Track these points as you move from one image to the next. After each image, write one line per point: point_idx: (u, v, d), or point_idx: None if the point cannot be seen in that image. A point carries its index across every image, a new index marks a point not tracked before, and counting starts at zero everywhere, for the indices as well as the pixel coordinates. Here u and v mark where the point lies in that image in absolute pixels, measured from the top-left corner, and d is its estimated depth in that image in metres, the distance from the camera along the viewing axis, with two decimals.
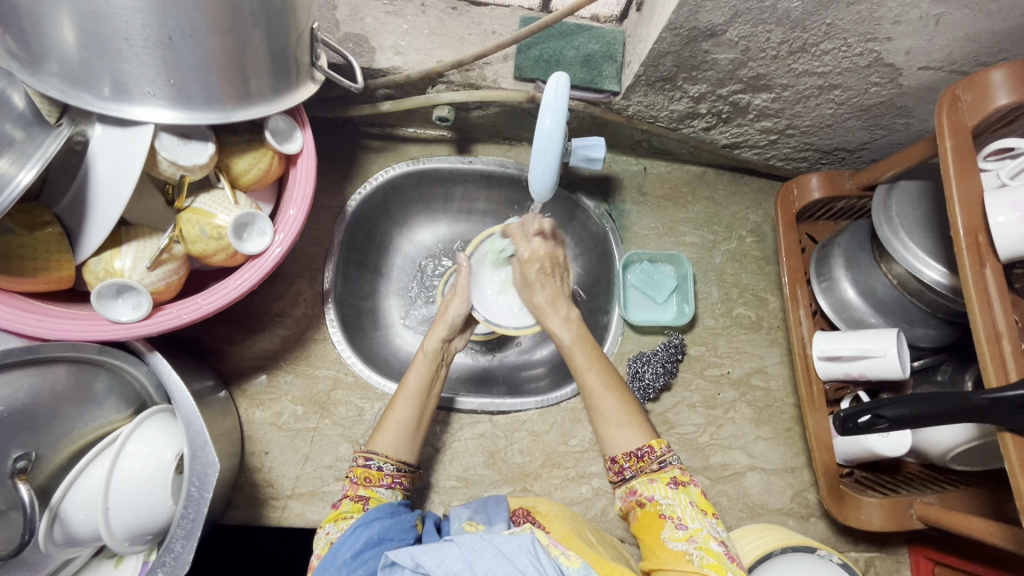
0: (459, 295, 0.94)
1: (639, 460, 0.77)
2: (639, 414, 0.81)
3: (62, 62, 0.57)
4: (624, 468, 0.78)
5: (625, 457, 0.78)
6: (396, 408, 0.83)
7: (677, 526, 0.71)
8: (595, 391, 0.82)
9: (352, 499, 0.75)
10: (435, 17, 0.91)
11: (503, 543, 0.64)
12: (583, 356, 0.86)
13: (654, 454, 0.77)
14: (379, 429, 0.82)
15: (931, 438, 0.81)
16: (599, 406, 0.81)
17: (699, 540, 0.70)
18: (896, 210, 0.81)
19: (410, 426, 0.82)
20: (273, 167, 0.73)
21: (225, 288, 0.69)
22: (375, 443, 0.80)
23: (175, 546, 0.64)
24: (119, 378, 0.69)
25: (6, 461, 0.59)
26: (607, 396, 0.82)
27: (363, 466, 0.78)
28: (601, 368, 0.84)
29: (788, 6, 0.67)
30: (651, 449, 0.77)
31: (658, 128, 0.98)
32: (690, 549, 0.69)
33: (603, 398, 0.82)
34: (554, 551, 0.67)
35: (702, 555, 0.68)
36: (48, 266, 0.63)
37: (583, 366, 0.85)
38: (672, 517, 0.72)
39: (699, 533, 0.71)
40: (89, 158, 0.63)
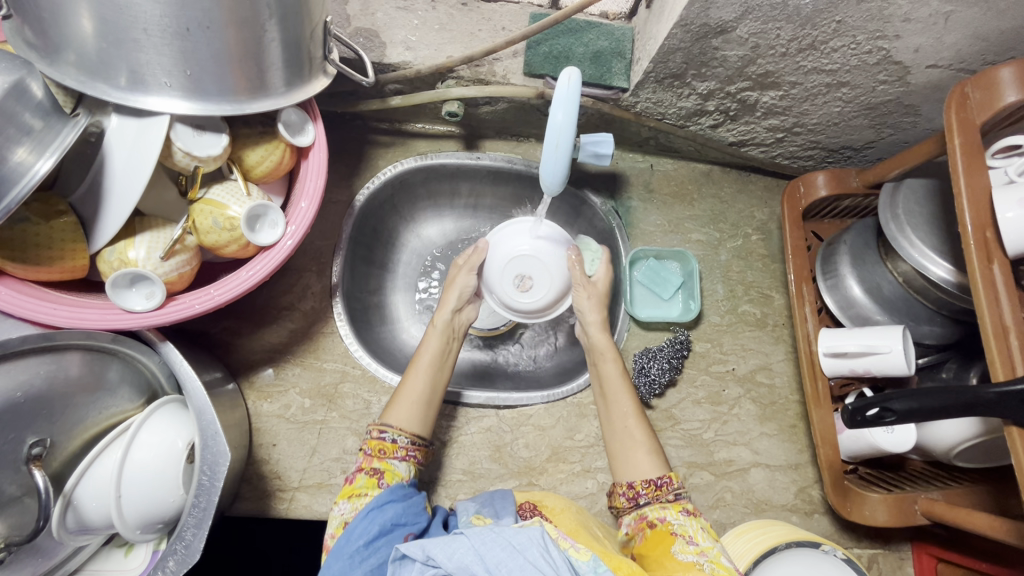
0: (466, 270, 0.95)
1: (656, 488, 0.78)
2: (658, 448, 0.83)
3: (81, 53, 0.58)
4: (638, 494, 0.79)
5: (641, 482, 0.79)
6: (409, 382, 0.84)
7: (688, 542, 0.73)
8: (624, 414, 0.86)
9: (367, 473, 0.76)
10: (445, 12, 0.91)
11: (514, 536, 0.64)
12: (614, 369, 0.90)
13: (671, 484, 0.78)
14: (392, 403, 0.83)
15: (936, 435, 0.82)
16: (625, 432, 0.85)
17: (711, 555, 0.71)
18: (903, 207, 0.81)
19: (421, 397, 0.83)
20: (285, 159, 0.74)
21: (237, 279, 0.69)
22: (388, 417, 0.81)
23: (185, 535, 0.64)
24: (131, 367, 0.69)
25: (21, 448, 0.59)
26: (631, 419, 0.86)
27: (378, 438, 0.78)
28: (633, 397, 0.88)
29: (799, 3, 0.68)
30: (668, 480, 0.79)
31: (666, 125, 0.98)
32: (702, 561, 0.70)
33: (632, 424, 0.85)
34: (565, 544, 0.67)
35: (712, 567, 0.69)
36: (63, 255, 0.63)
37: (613, 377, 0.90)
38: (683, 534, 0.74)
39: (710, 549, 0.72)
40: (104, 149, 0.63)
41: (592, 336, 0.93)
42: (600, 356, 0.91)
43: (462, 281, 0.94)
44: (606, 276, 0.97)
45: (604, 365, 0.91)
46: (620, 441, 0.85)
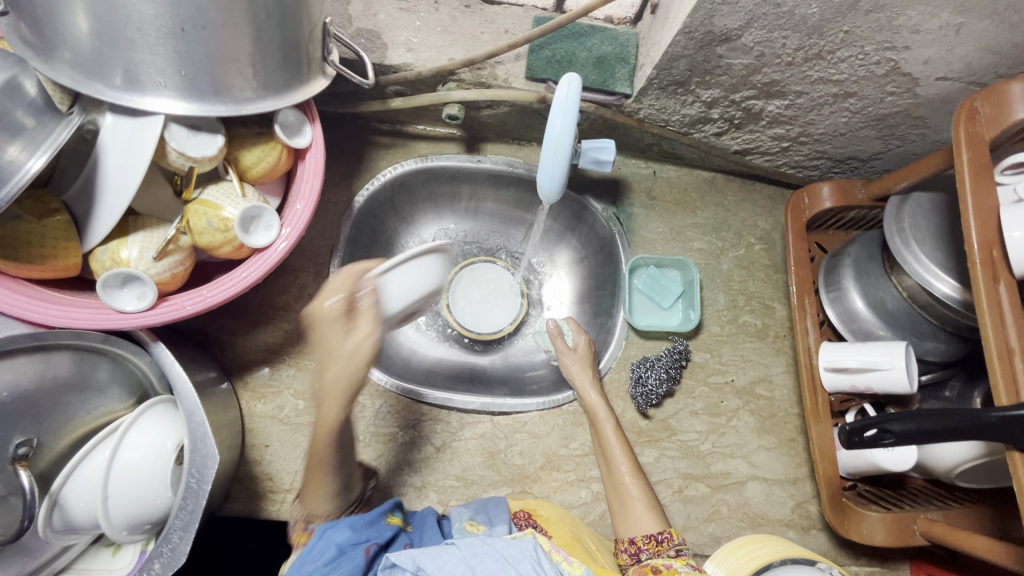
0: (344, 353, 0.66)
1: (657, 544, 0.78)
2: (657, 508, 0.83)
3: (76, 51, 0.57)
4: (640, 550, 0.78)
5: (642, 538, 0.79)
6: (317, 479, 0.73)
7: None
8: (620, 473, 0.86)
9: None
10: (448, 14, 0.90)
11: (506, 548, 0.65)
12: (612, 431, 0.90)
13: (672, 540, 0.77)
14: (306, 493, 0.74)
15: (937, 454, 0.80)
16: (623, 490, 0.85)
17: None
18: (909, 221, 0.80)
19: (340, 482, 0.75)
20: (282, 160, 0.73)
21: (230, 280, 0.69)
22: (308, 507, 0.75)
23: (171, 538, 0.64)
24: (120, 368, 0.68)
25: (8, 447, 0.60)
26: (631, 480, 0.85)
27: (305, 531, 0.74)
28: (630, 455, 0.88)
29: (805, 13, 0.66)
30: (669, 536, 0.78)
31: (669, 132, 0.97)
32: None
33: (628, 482, 0.85)
34: (557, 557, 0.70)
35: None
36: (55, 253, 0.63)
37: (610, 436, 0.89)
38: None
39: None
40: (99, 147, 0.63)
41: (587, 397, 0.93)
42: (597, 417, 0.91)
43: (341, 360, 0.66)
44: (585, 339, 1.00)
45: (599, 425, 0.91)
46: (615, 501, 0.85)
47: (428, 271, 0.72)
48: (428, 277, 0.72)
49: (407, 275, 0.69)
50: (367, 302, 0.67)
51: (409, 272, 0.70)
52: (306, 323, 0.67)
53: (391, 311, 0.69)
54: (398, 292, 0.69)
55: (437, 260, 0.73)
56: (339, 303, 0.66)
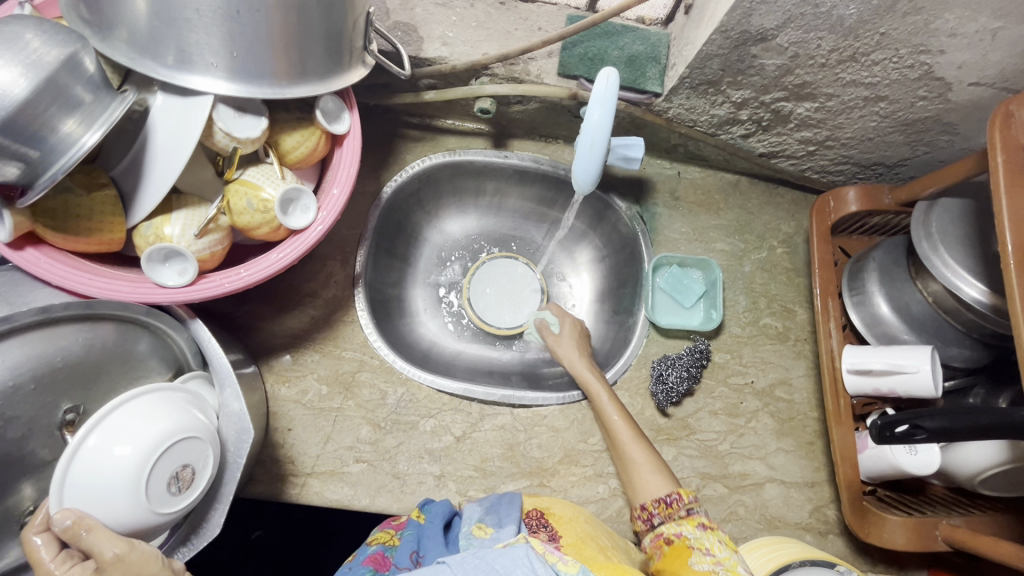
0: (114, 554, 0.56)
1: (667, 506, 0.79)
2: (665, 470, 0.84)
3: (133, 29, 0.59)
4: (652, 514, 0.80)
5: (653, 503, 0.80)
6: None
7: (705, 553, 0.73)
8: (623, 442, 0.87)
9: None
10: (483, 11, 0.92)
11: (497, 560, 0.67)
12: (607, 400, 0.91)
13: (682, 501, 0.78)
14: None
15: (960, 458, 0.80)
16: (628, 456, 0.86)
17: (726, 565, 0.72)
18: (937, 225, 0.80)
19: None
20: (320, 146, 0.75)
21: (267, 261, 0.71)
22: None
23: (208, 510, 0.66)
24: (160, 342, 0.69)
25: (56, 412, 0.60)
26: (632, 445, 0.86)
27: None
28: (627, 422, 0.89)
29: (843, 14, 0.67)
30: (678, 497, 0.79)
31: (697, 132, 0.98)
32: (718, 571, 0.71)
33: (631, 446, 0.86)
34: (553, 558, 0.69)
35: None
36: (101, 227, 0.64)
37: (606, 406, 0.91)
38: (700, 547, 0.74)
39: (727, 560, 0.72)
40: (148, 126, 0.65)
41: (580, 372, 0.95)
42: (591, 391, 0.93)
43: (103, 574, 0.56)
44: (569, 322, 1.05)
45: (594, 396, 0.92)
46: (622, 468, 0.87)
47: (147, 408, 0.61)
48: (157, 409, 0.61)
49: (119, 430, 0.59)
50: (83, 523, 0.56)
51: (117, 433, 0.59)
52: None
53: (119, 495, 0.58)
54: (118, 451, 0.58)
55: (142, 400, 0.61)
56: (58, 552, 0.57)
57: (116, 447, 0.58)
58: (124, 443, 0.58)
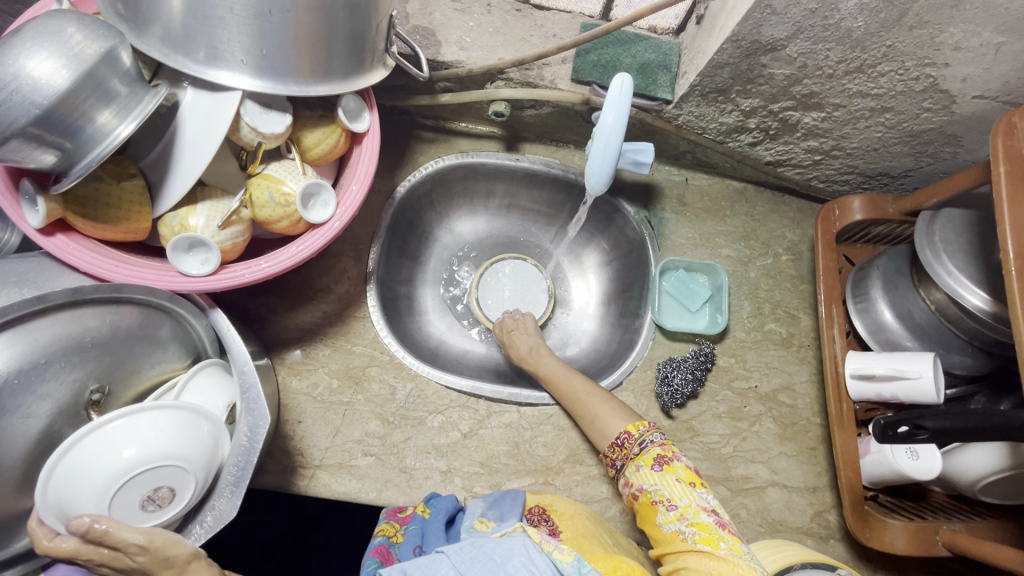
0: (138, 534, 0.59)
1: (621, 448, 0.84)
2: (618, 407, 0.90)
3: (168, 26, 0.61)
4: (614, 459, 0.86)
5: (610, 448, 0.86)
6: None
7: (668, 508, 0.77)
8: (579, 395, 0.93)
9: None
10: (499, 17, 0.95)
11: (494, 549, 0.69)
12: (551, 363, 1.00)
13: (631, 438, 0.84)
14: None
15: (961, 464, 0.81)
16: (584, 407, 0.92)
17: (690, 517, 0.75)
18: (939, 235, 0.82)
19: None
20: (340, 144, 0.77)
21: (287, 254, 0.73)
22: None
23: (224, 493, 0.67)
24: (181, 328, 0.71)
25: (83, 392, 0.63)
26: (589, 397, 0.92)
27: None
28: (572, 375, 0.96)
29: (851, 26, 0.70)
30: (628, 435, 0.84)
31: (705, 139, 1.00)
32: (682, 527, 0.75)
33: (581, 398, 0.93)
34: (548, 548, 0.70)
35: (693, 531, 0.74)
36: (129, 216, 0.66)
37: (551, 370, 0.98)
38: (662, 501, 0.77)
39: (688, 509, 0.76)
40: (178, 120, 0.67)
41: (519, 349, 1.04)
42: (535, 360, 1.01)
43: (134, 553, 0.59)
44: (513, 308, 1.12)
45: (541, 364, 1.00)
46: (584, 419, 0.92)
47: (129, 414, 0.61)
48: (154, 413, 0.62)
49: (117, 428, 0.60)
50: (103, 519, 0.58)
51: (102, 437, 0.59)
52: (118, 560, 0.60)
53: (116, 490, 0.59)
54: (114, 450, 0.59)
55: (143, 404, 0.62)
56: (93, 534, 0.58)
57: (113, 445, 0.59)
58: (119, 443, 0.59)
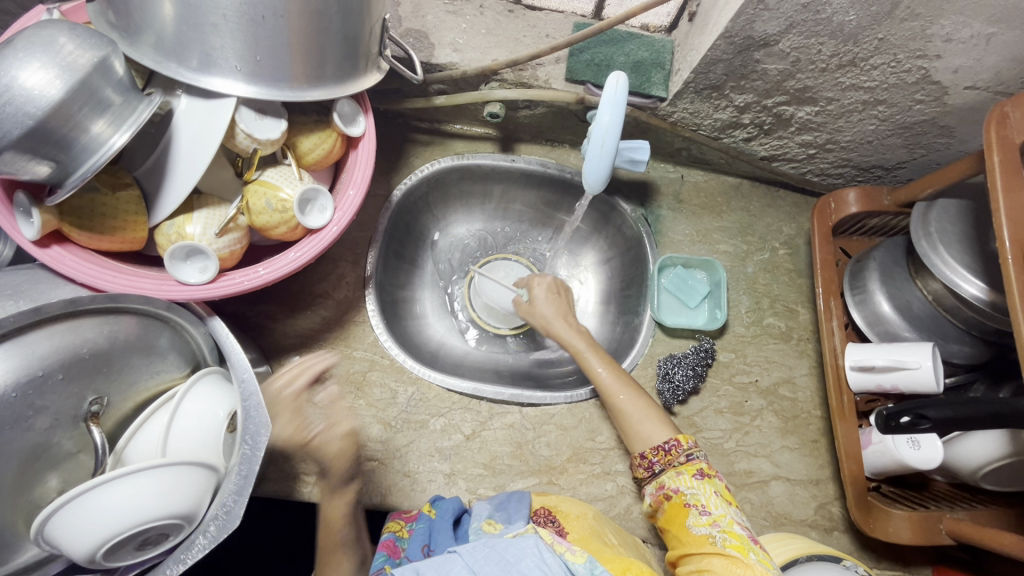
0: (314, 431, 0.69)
1: (666, 453, 0.82)
2: (662, 414, 0.87)
3: (161, 34, 0.61)
4: (652, 463, 0.83)
5: (652, 451, 0.83)
6: None
7: (701, 513, 0.77)
8: (611, 390, 0.90)
9: None
10: (492, 18, 0.95)
11: (506, 548, 0.71)
12: (584, 345, 0.95)
13: (680, 447, 0.82)
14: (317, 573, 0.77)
15: (963, 454, 0.82)
16: (628, 406, 0.88)
17: (723, 524, 0.75)
18: (936, 224, 0.82)
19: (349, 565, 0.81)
20: (336, 148, 0.77)
21: (285, 259, 0.72)
22: None
23: (227, 502, 0.66)
24: (180, 337, 0.70)
25: (82, 404, 0.62)
26: (622, 394, 0.89)
27: None
28: (612, 367, 0.92)
29: (843, 20, 0.70)
30: (677, 443, 0.82)
31: (700, 136, 1.00)
32: (714, 532, 0.75)
33: (621, 397, 0.89)
34: (561, 548, 0.73)
35: (724, 537, 0.74)
36: (125, 226, 0.66)
37: (584, 353, 0.94)
38: (696, 505, 0.77)
39: (722, 518, 0.76)
40: (172, 128, 0.67)
41: (551, 325, 0.99)
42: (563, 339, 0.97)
43: None
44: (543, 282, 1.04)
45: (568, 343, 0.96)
46: (621, 420, 0.88)
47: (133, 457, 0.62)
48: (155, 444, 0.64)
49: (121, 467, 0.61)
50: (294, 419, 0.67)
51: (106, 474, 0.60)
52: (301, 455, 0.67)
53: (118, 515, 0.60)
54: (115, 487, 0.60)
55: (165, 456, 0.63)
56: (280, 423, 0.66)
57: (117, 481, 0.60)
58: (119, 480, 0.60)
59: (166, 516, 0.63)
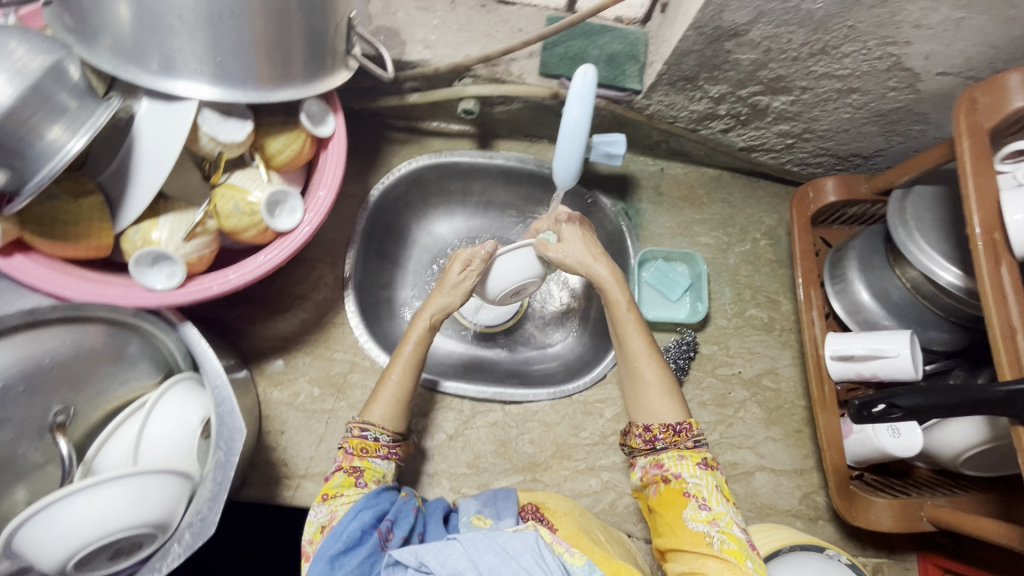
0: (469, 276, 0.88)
1: (674, 434, 0.76)
2: (677, 391, 0.80)
3: (117, 38, 0.60)
4: (655, 438, 0.77)
5: (659, 427, 0.77)
6: (387, 383, 0.82)
7: (701, 506, 0.71)
8: (637, 355, 0.81)
9: (346, 471, 0.75)
10: (464, 13, 0.94)
11: (507, 542, 0.67)
12: (623, 299, 0.84)
13: (690, 432, 0.76)
14: (372, 400, 0.81)
15: (944, 441, 0.82)
16: (640, 371, 0.81)
17: (722, 524, 0.70)
18: (912, 212, 0.82)
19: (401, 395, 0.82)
20: (306, 149, 0.76)
21: (255, 263, 0.71)
22: (367, 414, 0.80)
23: (202, 509, 0.65)
24: (150, 343, 0.70)
25: (47, 415, 0.64)
26: (646, 361, 0.81)
27: (358, 437, 0.78)
28: (645, 333, 0.83)
29: (811, 8, 0.69)
30: (688, 427, 0.77)
31: (677, 128, 1.00)
32: (712, 531, 0.70)
33: (642, 364, 0.81)
34: (559, 549, 0.70)
35: (723, 539, 0.69)
36: (89, 233, 0.65)
37: (625, 312, 0.83)
38: (697, 496, 0.72)
39: (723, 516, 0.71)
40: (134, 132, 0.66)
41: (593, 273, 0.85)
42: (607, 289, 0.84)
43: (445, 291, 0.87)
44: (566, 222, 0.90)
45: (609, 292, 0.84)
46: (631, 379, 0.82)
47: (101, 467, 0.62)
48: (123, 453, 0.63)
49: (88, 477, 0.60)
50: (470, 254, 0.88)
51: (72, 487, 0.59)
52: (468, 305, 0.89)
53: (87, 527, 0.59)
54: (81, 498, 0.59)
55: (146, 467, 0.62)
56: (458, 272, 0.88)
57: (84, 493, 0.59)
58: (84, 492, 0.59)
59: (139, 525, 0.62)
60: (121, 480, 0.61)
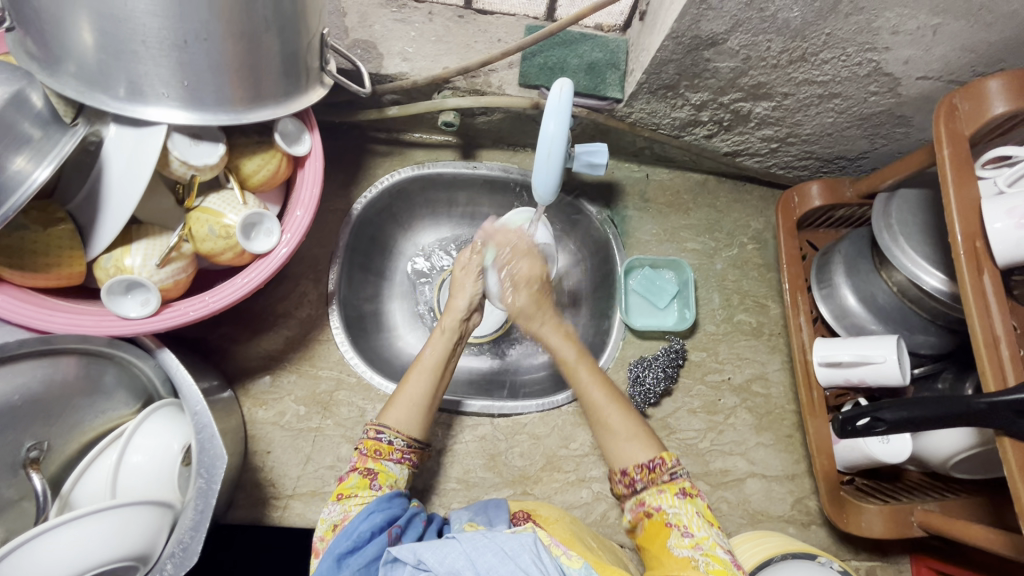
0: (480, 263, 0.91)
1: (650, 471, 0.75)
2: (644, 429, 0.79)
3: (80, 63, 0.58)
4: (635, 480, 0.76)
5: (636, 469, 0.76)
6: (409, 383, 0.82)
7: (683, 534, 0.70)
8: (598, 404, 0.81)
9: (360, 473, 0.75)
10: (441, 24, 0.93)
11: (506, 542, 0.64)
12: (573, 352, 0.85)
13: (665, 466, 0.75)
14: (390, 404, 0.81)
15: (930, 445, 0.82)
16: (604, 420, 0.80)
17: (705, 547, 0.69)
18: (897, 216, 0.82)
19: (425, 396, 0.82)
20: (282, 168, 0.75)
21: (232, 286, 0.70)
22: (384, 417, 0.79)
23: (184, 538, 0.64)
24: (127, 372, 0.69)
25: (20, 451, 0.62)
26: (610, 409, 0.81)
27: (374, 438, 0.77)
28: (602, 381, 0.83)
29: (788, 16, 0.69)
30: (661, 462, 0.75)
31: (661, 135, 0.99)
32: (696, 555, 0.68)
33: (604, 412, 0.80)
34: (556, 551, 0.69)
35: (708, 561, 0.67)
36: (60, 262, 0.64)
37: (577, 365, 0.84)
38: (679, 525, 0.71)
39: (705, 540, 0.70)
40: (103, 158, 0.65)
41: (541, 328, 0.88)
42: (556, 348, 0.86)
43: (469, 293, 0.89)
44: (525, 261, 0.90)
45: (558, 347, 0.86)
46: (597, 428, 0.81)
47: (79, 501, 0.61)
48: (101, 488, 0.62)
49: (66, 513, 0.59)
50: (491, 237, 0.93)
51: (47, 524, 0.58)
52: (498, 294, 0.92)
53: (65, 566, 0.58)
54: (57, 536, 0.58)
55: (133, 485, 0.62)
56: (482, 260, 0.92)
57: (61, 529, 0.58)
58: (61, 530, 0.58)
59: (121, 558, 0.61)
60: (99, 513, 0.60)
